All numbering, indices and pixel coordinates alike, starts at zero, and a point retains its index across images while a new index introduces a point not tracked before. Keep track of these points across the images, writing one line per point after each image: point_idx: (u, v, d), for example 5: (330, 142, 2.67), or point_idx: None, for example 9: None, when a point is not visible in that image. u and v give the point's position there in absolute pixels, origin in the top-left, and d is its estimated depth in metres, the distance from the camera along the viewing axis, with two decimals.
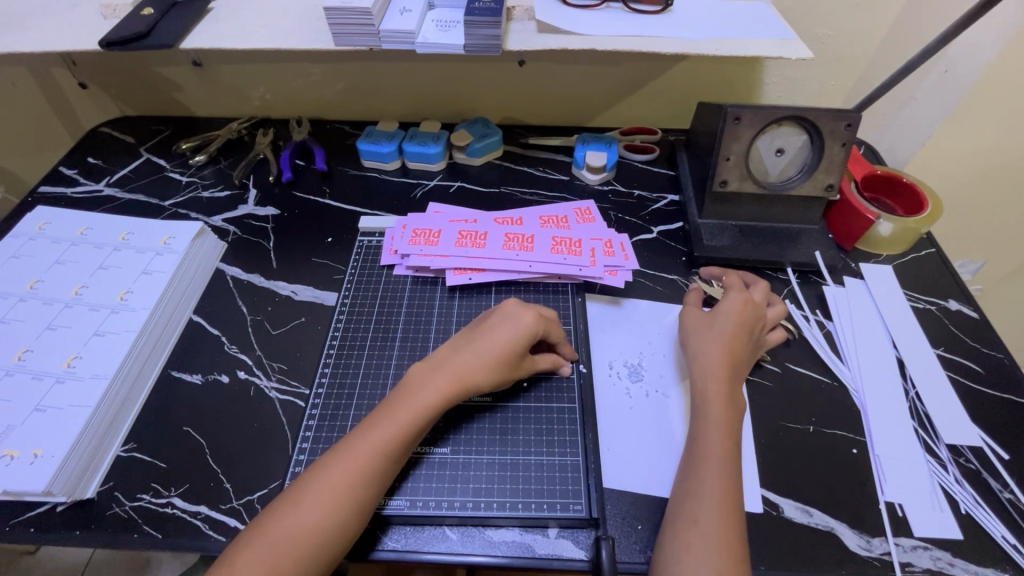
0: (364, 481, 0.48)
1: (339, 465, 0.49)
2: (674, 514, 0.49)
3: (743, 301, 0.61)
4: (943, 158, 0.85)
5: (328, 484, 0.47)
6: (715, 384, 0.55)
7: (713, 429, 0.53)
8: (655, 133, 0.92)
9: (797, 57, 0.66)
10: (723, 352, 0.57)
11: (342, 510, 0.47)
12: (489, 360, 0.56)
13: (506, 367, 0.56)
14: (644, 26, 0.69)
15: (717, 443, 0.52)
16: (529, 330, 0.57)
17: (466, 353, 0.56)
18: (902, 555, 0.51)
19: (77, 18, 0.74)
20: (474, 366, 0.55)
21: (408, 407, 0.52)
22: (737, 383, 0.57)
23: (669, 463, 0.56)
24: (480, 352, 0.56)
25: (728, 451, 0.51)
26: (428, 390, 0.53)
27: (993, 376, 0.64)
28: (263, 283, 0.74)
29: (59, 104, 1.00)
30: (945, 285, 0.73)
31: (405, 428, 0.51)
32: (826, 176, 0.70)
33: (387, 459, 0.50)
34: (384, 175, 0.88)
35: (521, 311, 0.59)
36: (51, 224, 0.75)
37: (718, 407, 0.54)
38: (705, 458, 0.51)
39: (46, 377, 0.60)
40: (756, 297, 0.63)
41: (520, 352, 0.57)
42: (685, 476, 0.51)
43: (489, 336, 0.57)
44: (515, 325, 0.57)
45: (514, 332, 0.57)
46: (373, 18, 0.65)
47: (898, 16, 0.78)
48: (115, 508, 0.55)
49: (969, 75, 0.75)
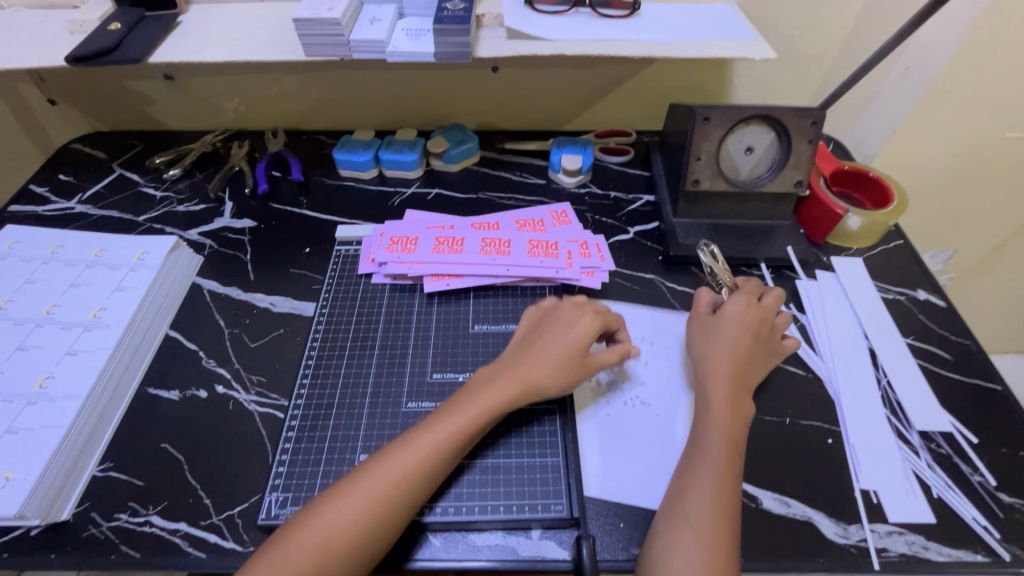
0: (388, 507, 0.47)
1: (357, 490, 0.48)
2: (665, 508, 0.50)
3: (746, 307, 0.62)
4: (909, 153, 0.88)
5: (344, 512, 0.47)
6: (719, 383, 0.56)
7: (712, 430, 0.53)
8: (629, 135, 0.93)
9: (761, 57, 0.67)
10: (738, 357, 0.58)
11: (365, 534, 0.46)
12: (547, 359, 0.57)
13: (571, 369, 0.57)
14: (611, 31, 0.70)
15: (719, 445, 0.52)
16: (589, 332, 0.59)
17: (529, 357, 0.57)
18: (878, 541, 0.52)
19: (44, 35, 0.73)
20: (534, 365, 0.57)
21: (452, 420, 0.53)
22: (747, 387, 0.57)
23: (651, 463, 0.56)
24: (541, 355, 0.57)
25: (730, 452, 0.52)
26: (478, 402, 0.54)
27: (962, 362, 0.66)
28: (240, 296, 0.73)
29: (28, 121, 0.98)
30: (914, 275, 0.75)
31: (431, 453, 0.50)
32: (794, 172, 0.71)
33: (428, 468, 0.50)
34: (360, 183, 0.88)
35: (585, 315, 0.60)
36: (21, 243, 0.74)
37: (721, 407, 0.55)
38: (701, 456, 0.52)
39: (18, 399, 0.59)
40: (767, 308, 0.63)
41: (580, 352, 0.58)
42: (682, 474, 0.52)
43: (551, 339, 0.59)
44: (574, 327, 0.59)
45: (576, 335, 0.58)
46: (342, 28, 0.66)
47: (857, 15, 0.80)
48: (91, 529, 0.54)
49: (928, 72, 0.77)
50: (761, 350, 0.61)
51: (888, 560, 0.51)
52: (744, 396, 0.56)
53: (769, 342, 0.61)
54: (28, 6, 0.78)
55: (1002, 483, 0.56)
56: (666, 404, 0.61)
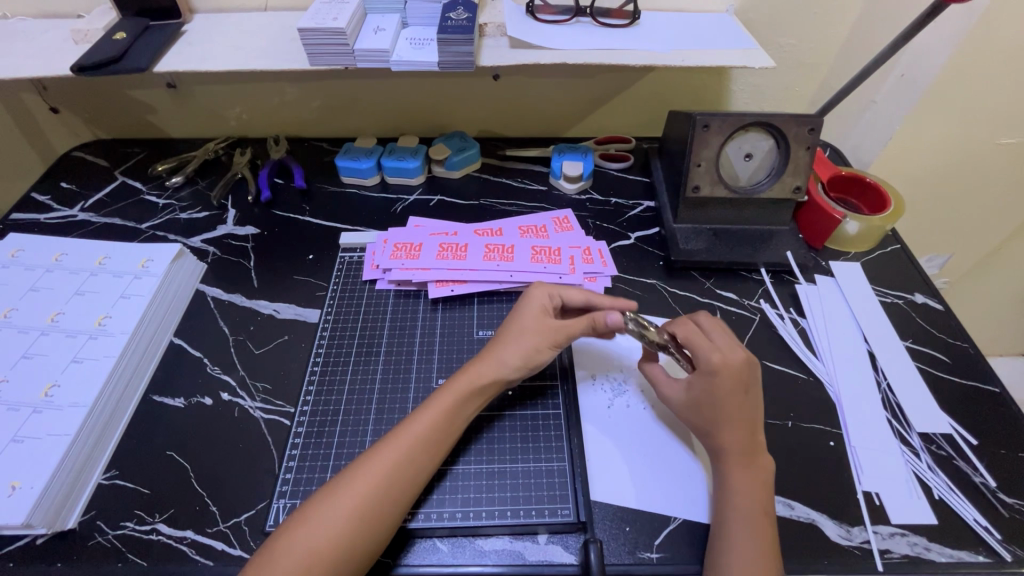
0: (372, 505, 0.48)
1: (346, 488, 0.49)
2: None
3: (712, 379, 0.55)
4: (904, 158, 0.89)
5: (335, 510, 0.47)
6: (734, 440, 0.53)
7: (742, 513, 0.50)
8: (629, 141, 0.94)
9: (760, 66, 0.68)
10: (741, 423, 0.54)
11: (356, 530, 0.47)
12: (505, 337, 0.60)
13: (529, 334, 0.59)
14: (612, 40, 0.71)
15: (743, 506, 0.50)
16: (534, 302, 0.62)
17: (493, 343, 0.61)
18: (881, 543, 0.52)
19: (48, 45, 0.74)
20: (494, 347, 0.60)
21: (428, 413, 0.54)
22: (760, 439, 0.54)
23: (660, 474, 0.56)
24: (499, 336, 0.61)
25: (764, 532, 0.49)
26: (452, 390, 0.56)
27: (961, 365, 0.67)
28: (244, 303, 0.74)
29: (29, 130, 0.99)
30: (911, 279, 0.76)
31: (416, 445, 0.52)
32: (793, 178, 0.72)
33: (403, 468, 0.51)
34: (363, 190, 0.89)
35: (533, 289, 0.64)
36: (25, 251, 0.74)
37: (740, 474, 0.52)
38: (732, 521, 0.50)
39: (23, 408, 0.58)
40: (737, 361, 0.55)
41: (532, 320, 0.61)
42: (719, 562, 0.48)
43: (508, 322, 0.62)
44: (522, 304, 0.63)
45: (530, 308, 0.61)
46: (348, 38, 0.66)
47: (853, 24, 0.81)
48: (97, 538, 0.54)
49: (922, 80, 0.79)
50: (755, 410, 0.55)
51: (892, 562, 0.51)
52: (760, 457, 0.53)
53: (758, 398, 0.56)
54: (32, 15, 0.79)
55: (1002, 484, 0.56)
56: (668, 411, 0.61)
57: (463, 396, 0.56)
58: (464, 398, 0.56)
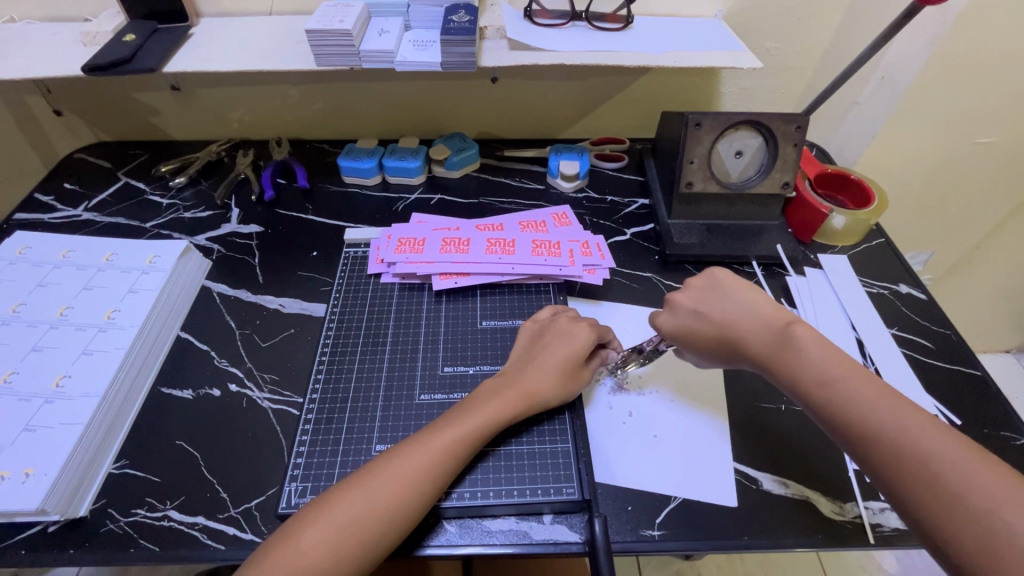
0: (397, 507, 0.49)
1: (371, 488, 0.49)
2: (912, 492, 0.42)
3: (678, 331, 0.60)
4: (887, 157, 0.93)
5: (368, 502, 0.48)
6: (750, 342, 0.55)
7: (817, 368, 0.50)
8: (623, 142, 0.97)
9: (748, 67, 0.72)
10: (738, 330, 0.56)
11: (381, 528, 0.48)
12: (552, 374, 0.59)
13: (573, 379, 0.60)
14: (607, 42, 0.75)
15: (812, 362, 0.50)
16: (588, 345, 0.61)
17: (530, 369, 0.59)
18: (872, 517, 0.55)
19: (58, 46, 0.76)
20: (540, 382, 0.58)
21: (456, 427, 0.54)
22: (767, 324, 0.55)
23: (664, 456, 0.59)
24: (545, 366, 0.59)
25: (840, 363, 0.50)
26: (486, 411, 0.56)
27: (944, 351, 0.70)
28: (250, 299, 0.75)
29: (32, 133, 1.00)
30: (895, 271, 0.79)
31: (447, 453, 0.52)
32: (781, 174, 0.75)
33: (431, 476, 0.51)
34: (364, 190, 0.91)
35: (578, 327, 0.62)
36: (32, 248, 0.75)
37: (780, 357, 0.53)
38: (818, 385, 0.49)
39: (34, 398, 0.59)
40: (679, 303, 0.61)
41: (580, 363, 0.60)
42: (841, 410, 0.47)
43: (552, 353, 0.60)
44: (571, 341, 0.61)
45: (577, 348, 0.60)
46: (354, 39, 0.69)
47: (834, 30, 0.85)
48: (108, 525, 0.54)
49: (901, 82, 0.83)
50: (746, 310, 0.56)
51: (882, 535, 0.54)
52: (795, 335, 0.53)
53: (727, 298, 0.58)
54: (40, 19, 0.81)
55: None
56: (671, 396, 0.64)
57: (496, 417, 0.55)
58: (499, 421, 0.56)
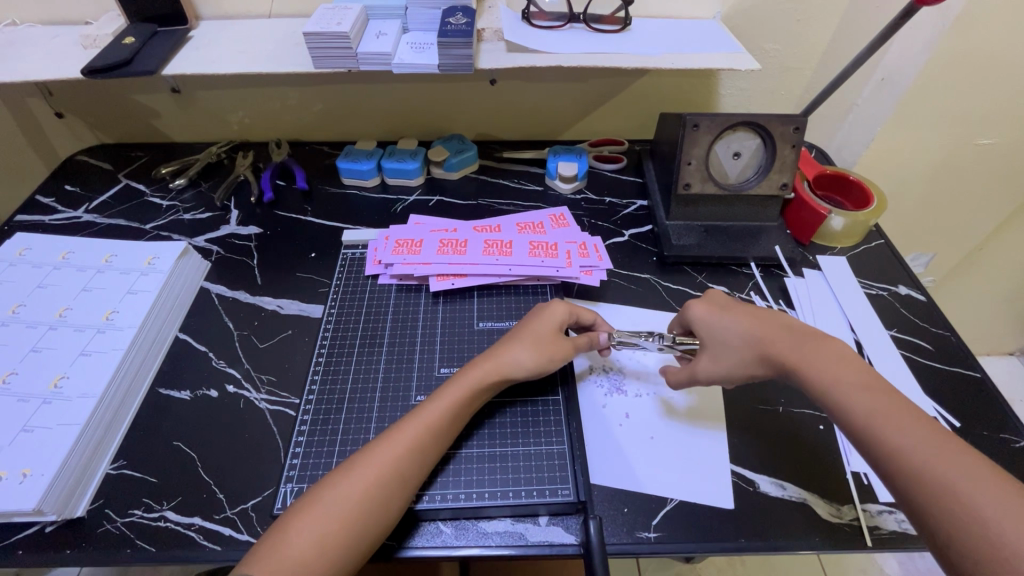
0: (379, 476, 0.49)
1: (356, 460, 0.51)
2: (924, 499, 0.43)
3: (710, 314, 0.60)
4: (887, 159, 0.93)
5: (351, 471, 0.49)
6: (777, 337, 0.56)
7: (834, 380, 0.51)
8: (622, 143, 0.97)
9: (746, 68, 0.72)
10: (773, 323, 0.57)
11: (364, 494, 0.48)
12: (523, 341, 0.60)
13: (548, 346, 0.60)
14: (604, 44, 0.75)
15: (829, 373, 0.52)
16: (559, 315, 0.62)
17: (505, 341, 0.61)
18: (870, 519, 0.54)
19: (59, 49, 0.76)
20: (511, 348, 0.59)
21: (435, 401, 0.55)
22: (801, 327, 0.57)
23: (661, 458, 0.58)
24: (517, 336, 0.61)
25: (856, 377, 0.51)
26: (462, 382, 0.57)
27: (944, 353, 0.69)
28: (249, 300, 0.75)
29: (34, 135, 1.00)
30: (895, 272, 0.79)
31: (428, 424, 0.53)
32: (779, 175, 0.75)
33: (410, 445, 0.52)
34: (363, 191, 0.91)
35: (551, 302, 0.64)
36: (32, 249, 0.75)
37: (803, 362, 0.54)
38: (835, 394, 0.50)
39: (32, 399, 0.60)
40: (715, 297, 0.62)
41: (552, 331, 0.61)
42: (857, 419, 0.48)
43: (525, 326, 0.62)
44: (541, 314, 0.63)
45: (549, 319, 0.62)
46: (351, 42, 0.69)
47: (833, 31, 0.85)
48: (106, 525, 0.54)
49: (900, 84, 0.83)
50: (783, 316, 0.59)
51: (880, 537, 0.53)
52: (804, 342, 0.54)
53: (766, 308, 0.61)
54: (41, 22, 0.82)
55: None
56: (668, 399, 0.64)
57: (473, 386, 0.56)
58: (476, 389, 0.57)
